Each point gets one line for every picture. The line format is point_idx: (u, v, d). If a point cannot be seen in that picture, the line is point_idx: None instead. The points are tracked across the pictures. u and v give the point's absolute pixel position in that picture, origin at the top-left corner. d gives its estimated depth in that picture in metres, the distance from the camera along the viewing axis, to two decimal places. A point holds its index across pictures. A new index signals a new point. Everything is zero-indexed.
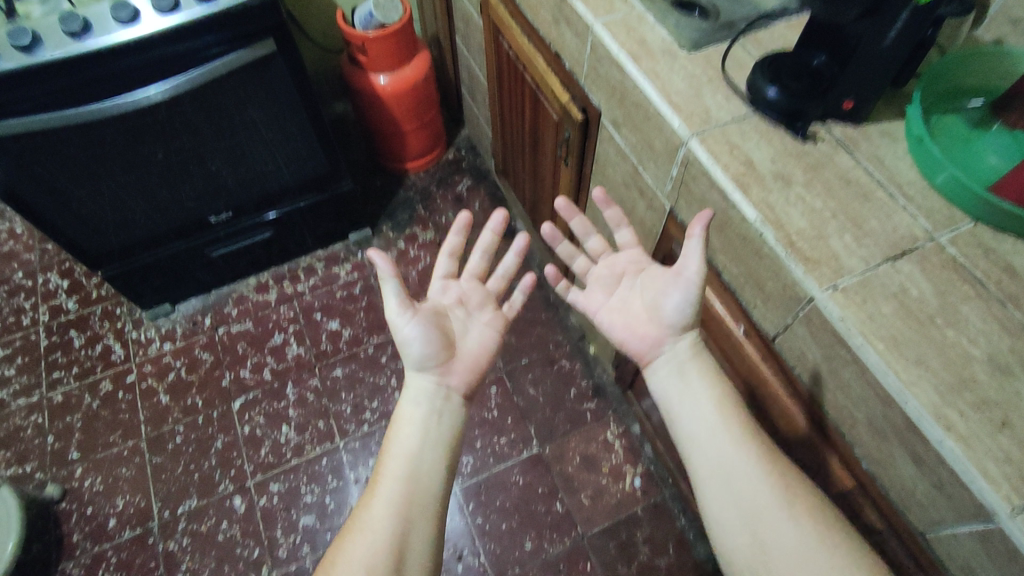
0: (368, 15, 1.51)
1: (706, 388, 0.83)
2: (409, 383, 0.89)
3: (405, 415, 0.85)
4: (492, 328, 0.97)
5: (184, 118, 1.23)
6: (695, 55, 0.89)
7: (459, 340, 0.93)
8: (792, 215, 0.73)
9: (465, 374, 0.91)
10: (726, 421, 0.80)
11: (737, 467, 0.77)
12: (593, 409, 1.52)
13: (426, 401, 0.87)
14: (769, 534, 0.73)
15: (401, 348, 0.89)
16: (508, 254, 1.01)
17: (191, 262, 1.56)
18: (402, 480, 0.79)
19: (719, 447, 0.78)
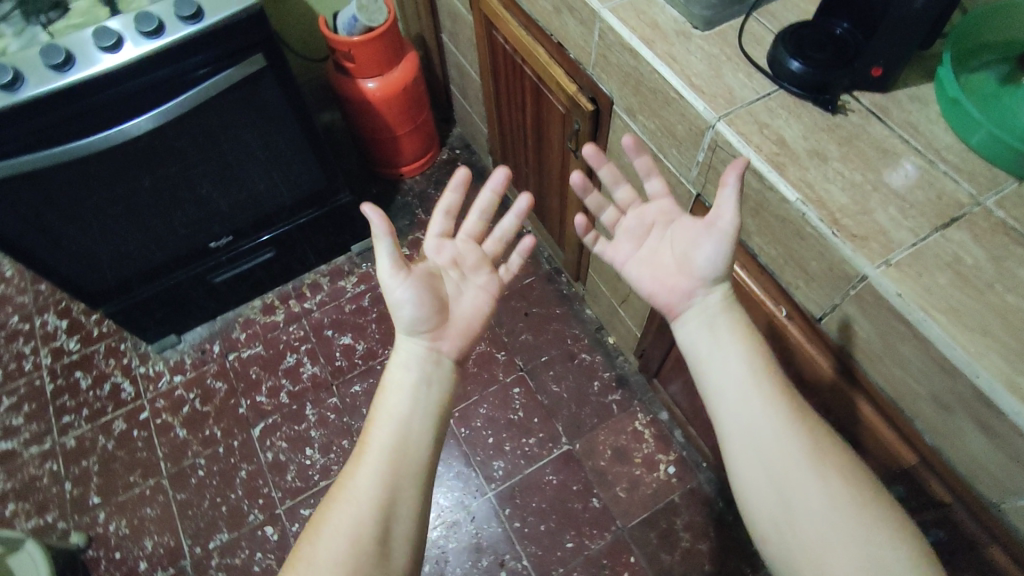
0: (351, 19, 1.45)
1: (738, 343, 0.76)
2: (398, 348, 0.83)
3: (394, 380, 0.80)
4: (489, 291, 0.92)
5: (173, 142, 1.18)
6: (709, 34, 0.87)
7: (452, 304, 0.88)
8: (832, 191, 0.71)
9: (457, 340, 0.86)
10: (760, 379, 0.73)
11: (769, 426, 0.70)
12: (619, 400, 1.50)
13: (416, 368, 0.81)
14: (800, 499, 0.67)
15: (393, 310, 0.84)
16: (508, 215, 0.95)
17: (193, 290, 1.52)
18: (390, 450, 0.73)
19: (751, 404, 0.72)
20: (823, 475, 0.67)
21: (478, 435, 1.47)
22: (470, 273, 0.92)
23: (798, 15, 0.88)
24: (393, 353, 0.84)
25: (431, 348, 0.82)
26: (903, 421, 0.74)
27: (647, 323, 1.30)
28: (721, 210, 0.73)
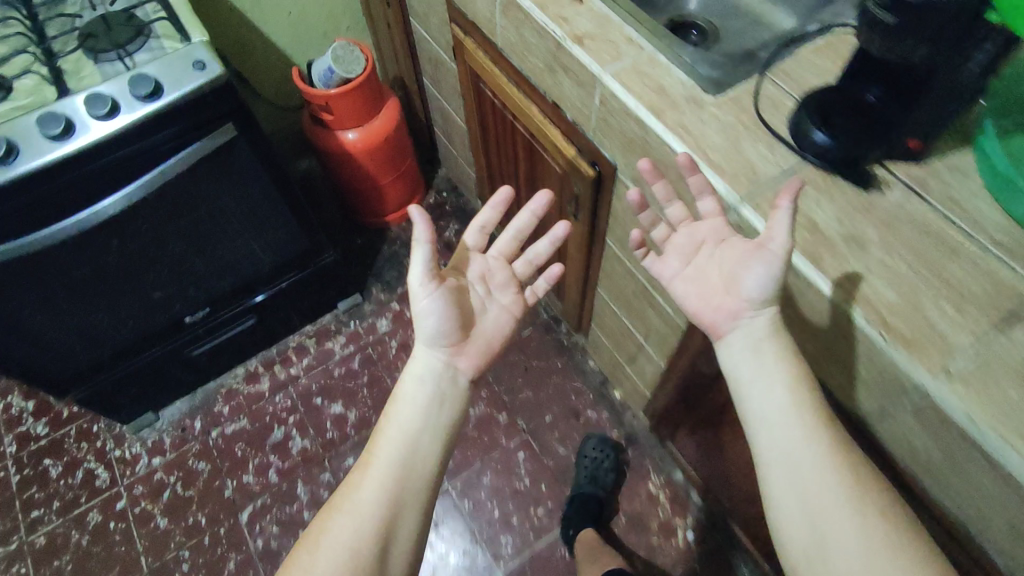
0: (326, 71, 1.35)
1: (776, 366, 0.67)
2: (416, 356, 0.81)
3: (408, 390, 0.78)
4: (511, 312, 0.87)
5: (142, 222, 1.08)
6: (722, 98, 0.79)
7: (476, 320, 0.85)
8: (877, 286, 0.63)
9: (475, 358, 0.83)
10: (798, 406, 0.65)
11: (803, 454, 0.63)
12: (630, 460, 1.42)
13: (431, 381, 0.79)
14: (834, 533, 0.59)
15: (416, 320, 0.81)
16: (543, 240, 0.90)
17: (170, 366, 1.41)
18: (397, 463, 0.71)
19: (784, 429, 0.64)
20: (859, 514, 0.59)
21: (483, 508, 1.38)
22: (496, 290, 0.89)
23: (814, 73, 0.81)
24: (411, 360, 0.82)
25: (447, 363, 0.80)
26: (964, 534, 0.66)
27: (658, 386, 1.22)
28: (770, 227, 0.64)
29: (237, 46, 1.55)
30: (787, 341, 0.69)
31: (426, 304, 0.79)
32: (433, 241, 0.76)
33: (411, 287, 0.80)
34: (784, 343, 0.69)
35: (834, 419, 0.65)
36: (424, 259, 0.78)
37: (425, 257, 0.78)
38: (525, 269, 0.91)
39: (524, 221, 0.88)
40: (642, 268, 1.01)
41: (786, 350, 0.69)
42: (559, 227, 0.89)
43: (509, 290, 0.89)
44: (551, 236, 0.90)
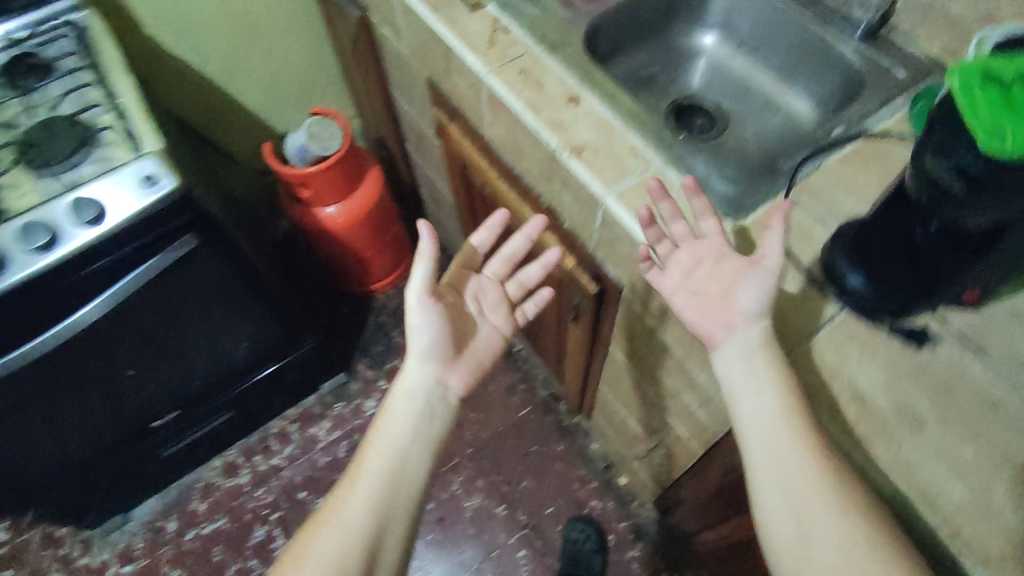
0: (301, 148, 1.25)
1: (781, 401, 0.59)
2: (407, 371, 0.82)
3: (398, 407, 0.78)
4: (500, 331, 0.89)
5: (101, 343, 0.98)
6: (744, 226, 0.69)
7: (468, 337, 0.85)
8: (939, 481, 0.55)
9: (466, 375, 0.84)
10: (805, 448, 0.57)
11: (800, 500, 0.57)
12: (638, 557, 1.32)
13: (421, 397, 0.79)
14: (817, 538, 0.55)
15: (410, 334, 0.81)
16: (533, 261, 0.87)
17: (140, 469, 1.31)
18: (385, 481, 0.72)
19: (783, 467, 0.58)
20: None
21: None
22: (487, 311, 0.89)
23: (845, 191, 0.70)
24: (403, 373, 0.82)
25: (437, 382, 0.81)
26: None
27: (669, 493, 1.12)
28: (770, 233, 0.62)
29: (208, 114, 1.46)
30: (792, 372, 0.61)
31: (420, 325, 0.80)
32: (432, 260, 0.78)
33: (408, 305, 0.80)
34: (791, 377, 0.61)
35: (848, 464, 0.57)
36: (421, 280, 0.79)
37: (422, 277, 0.79)
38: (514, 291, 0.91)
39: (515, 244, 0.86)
40: (651, 384, 0.91)
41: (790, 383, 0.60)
42: (549, 252, 0.84)
43: (499, 312, 0.90)
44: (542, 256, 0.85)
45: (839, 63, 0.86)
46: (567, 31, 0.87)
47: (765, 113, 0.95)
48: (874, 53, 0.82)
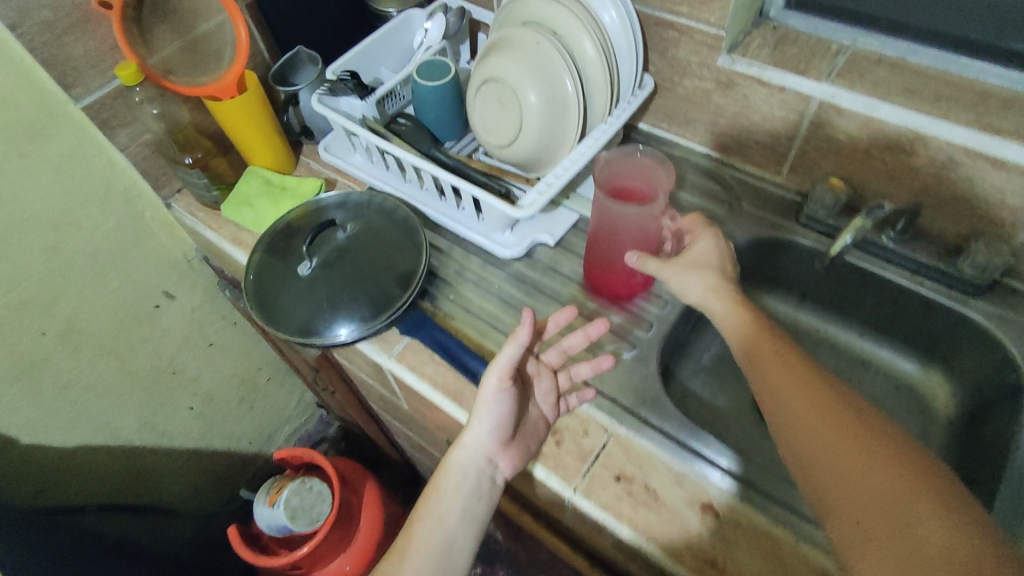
0: (282, 527, 0.96)
1: (779, 369, 0.54)
2: (463, 440, 0.62)
3: (451, 486, 0.61)
4: (545, 420, 0.64)
5: None
6: None
7: (526, 405, 0.64)
8: None
9: (524, 456, 0.62)
10: (826, 410, 0.50)
11: (811, 447, 0.49)
12: None
13: (476, 477, 0.61)
14: (798, 437, 0.50)
15: (475, 409, 0.62)
16: (583, 364, 0.66)
17: None
18: (436, 562, 0.57)
19: (791, 419, 0.51)
20: (887, 522, 0.42)
21: None
22: (537, 391, 0.65)
23: None
24: (456, 439, 0.62)
25: (492, 456, 0.61)
26: None
27: None
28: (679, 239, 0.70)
29: (128, 476, 1.09)
30: (786, 350, 0.56)
31: (493, 398, 0.61)
32: (527, 335, 0.60)
33: (484, 378, 0.61)
34: (792, 356, 0.55)
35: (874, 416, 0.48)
36: (508, 360, 0.60)
37: (510, 359, 0.60)
38: (564, 383, 0.67)
39: (574, 345, 0.68)
40: None
41: (795, 363, 0.54)
42: (603, 359, 0.66)
43: (549, 401, 0.65)
44: (593, 363, 0.66)
45: (962, 326, 0.70)
46: (637, 379, 0.67)
47: (876, 385, 0.77)
48: (1002, 308, 0.68)
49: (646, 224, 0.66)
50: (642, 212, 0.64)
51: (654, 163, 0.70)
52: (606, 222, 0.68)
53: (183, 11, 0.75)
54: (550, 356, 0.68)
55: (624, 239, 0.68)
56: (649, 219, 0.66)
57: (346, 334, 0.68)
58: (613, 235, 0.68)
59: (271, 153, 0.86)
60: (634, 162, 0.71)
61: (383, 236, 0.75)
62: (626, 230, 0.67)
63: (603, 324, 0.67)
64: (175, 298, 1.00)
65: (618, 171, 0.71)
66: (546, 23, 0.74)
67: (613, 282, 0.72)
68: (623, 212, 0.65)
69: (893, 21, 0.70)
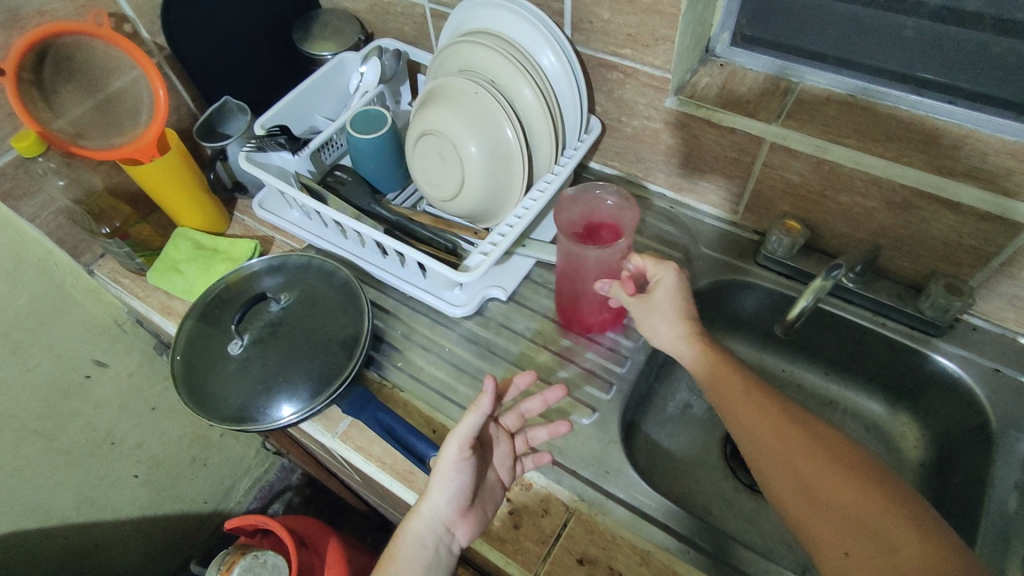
0: None
1: (751, 405, 0.53)
2: (420, 507, 0.55)
3: (408, 556, 0.55)
4: (502, 485, 0.60)
5: None
6: None
7: (484, 469, 0.58)
8: None
9: (481, 523, 0.57)
10: (784, 427, 0.51)
11: (783, 460, 0.49)
12: None
13: (434, 548, 0.55)
14: (763, 455, 0.51)
15: (433, 479, 0.55)
16: (541, 429, 0.61)
17: None
18: None
19: (769, 454, 0.50)
20: (877, 557, 0.43)
21: None
22: (495, 456, 0.59)
23: None
24: (413, 504, 0.56)
25: (450, 525, 0.55)
26: None
27: None
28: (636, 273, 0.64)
29: (76, 550, 1.00)
30: (751, 380, 0.55)
31: (454, 469, 0.54)
32: (490, 405, 0.53)
33: (443, 447, 0.54)
34: (745, 373, 0.56)
35: (847, 445, 0.49)
36: (471, 431, 0.53)
37: (472, 429, 0.53)
38: (521, 446, 0.62)
39: (531, 409, 0.62)
40: None
41: (764, 395, 0.54)
42: (560, 425, 0.60)
43: (505, 465, 0.60)
44: (550, 427, 0.61)
45: (925, 370, 0.68)
46: (598, 447, 0.63)
47: (848, 427, 0.75)
48: (964, 349, 0.66)
49: (608, 264, 0.64)
50: (601, 253, 0.62)
51: (623, 203, 0.67)
52: (567, 261, 0.66)
53: (92, 68, 0.68)
54: (507, 419, 0.62)
55: (587, 279, 0.66)
56: (611, 259, 0.64)
57: (289, 416, 0.62)
58: (575, 274, 0.66)
59: (201, 213, 0.81)
60: (600, 204, 0.68)
61: (322, 302, 0.71)
62: (589, 270, 0.65)
63: (562, 391, 0.61)
64: (106, 365, 0.93)
65: (586, 211, 0.69)
66: (482, 71, 0.70)
67: (583, 319, 0.71)
68: (583, 254, 0.63)
69: (841, 58, 0.66)
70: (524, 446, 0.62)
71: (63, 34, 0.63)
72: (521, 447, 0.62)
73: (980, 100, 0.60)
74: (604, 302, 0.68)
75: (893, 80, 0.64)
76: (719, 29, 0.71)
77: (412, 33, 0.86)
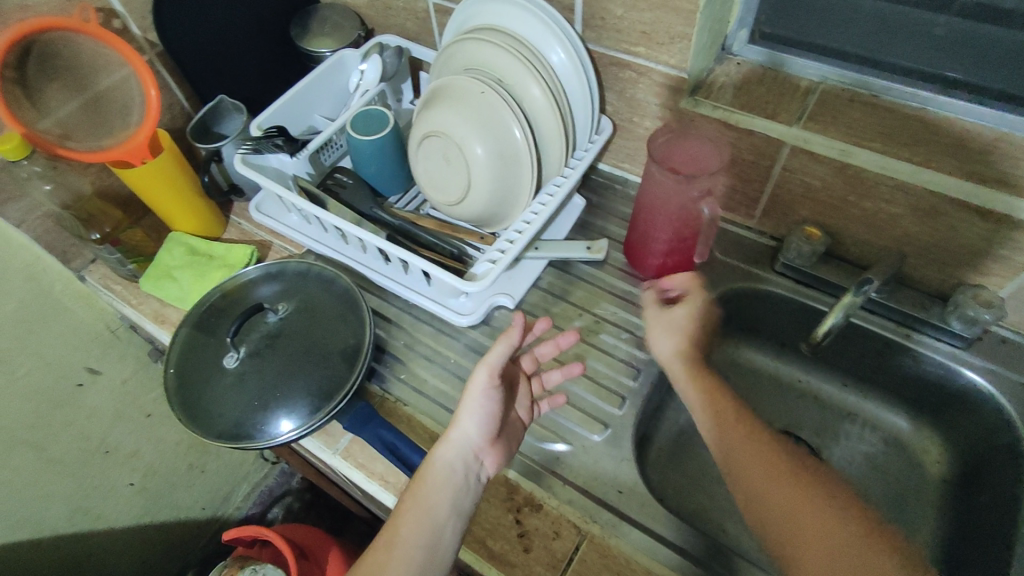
0: None
1: (751, 447, 0.52)
2: (449, 434, 0.55)
3: (436, 480, 0.52)
4: (523, 422, 0.61)
5: None
6: None
7: (508, 408, 0.60)
8: None
9: (505, 453, 0.57)
10: (774, 466, 0.50)
11: (777, 493, 0.48)
12: None
13: (464, 473, 0.53)
14: (756, 487, 0.50)
15: (462, 405, 0.56)
16: (555, 371, 0.64)
17: None
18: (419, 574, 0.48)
19: (757, 476, 0.50)
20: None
21: None
22: (516, 395, 0.61)
23: None
24: (442, 433, 0.55)
25: (479, 450, 0.55)
26: None
27: None
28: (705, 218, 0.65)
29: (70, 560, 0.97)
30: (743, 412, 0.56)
31: (483, 395, 0.56)
32: (520, 335, 0.57)
33: (472, 375, 0.56)
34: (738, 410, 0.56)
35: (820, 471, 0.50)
36: (499, 358, 0.56)
37: (500, 356, 0.56)
38: (536, 388, 0.64)
39: (545, 353, 0.65)
40: None
41: (763, 431, 0.53)
42: (575, 367, 0.63)
43: (525, 405, 0.61)
44: (564, 369, 0.64)
45: (947, 383, 0.66)
46: (609, 465, 0.61)
47: (865, 441, 0.73)
48: (996, 363, 0.64)
49: (683, 206, 0.65)
50: (681, 185, 0.63)
51: (710, 145, 0.65)
52: (649, 193, 0.66)
53: (78, 65, 0.65)
54: (527, 360, 0.64)
55: (662, 218, 0.67)
56: (687, 196, 0.64)
57: (288, 432, 0.59)
58: (653, 212, 0.67)
59: (195, 216, 0.78)
60: (689, 140, 0.65)
61: (322, 312, 0.68)
62: (667, 210, 0.66)
63: (574, 335, 0.64)
64: (99, 373, 0.90)
65: (672, 148, 0.65)
66: (487, 69, 0.67)
67: (649, 260, 0.73)
68: (666, 183, 0.63)
69: (863, 56, 0.64)
70: (541, 386, 0.64)
71: (46, 30, 0.60)
72: (537, 387, 0.64)
73: (1014, 101, 0.57)
74: (673, 246, 0.70)
75: (920, 79, 0.61)
76: (736, 26, 0.67)
77: (415, 29, 0.82)
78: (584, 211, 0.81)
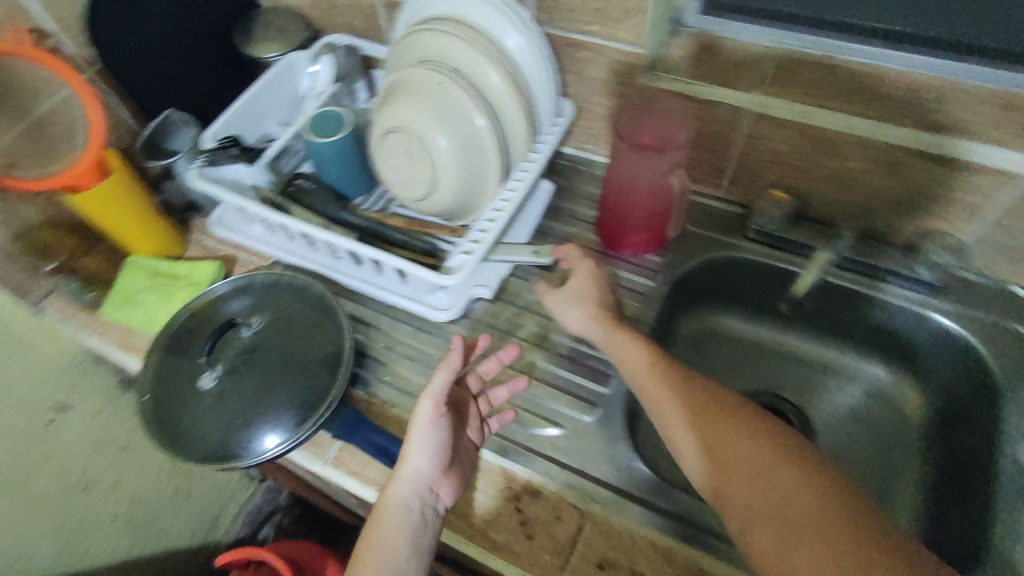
0: None
1: (727, 413, 0.51)
2: (401, 472, 0.55)
3: (392, 523, 0.53)
4: (475, 445, 0.60)
5: None
6: None
7: (460, 433, 0.59)
8: None
9: (459, 483, 0.58)
10: (753, 443, 0.48)
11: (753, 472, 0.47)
12: None
13: (420, 510, 0.54)
14: (732, 461, 0.48)
15: (410, 441, 0.56)
16: (501, 388, 0.63)
17: None
18: None
19: (734, 452, 0.49)
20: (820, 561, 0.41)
21: None
22: (466, 417, 0.60)
23: None
24: (393, 471, 0.56)
25: (432, 486, 0.55)
26: None
27: None
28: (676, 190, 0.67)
29: None
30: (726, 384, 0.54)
31: (431, 426, 0.55)
32: (459, 358, 0.57)
33: (417, 408, 0.56)
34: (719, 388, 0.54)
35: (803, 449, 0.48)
36: (442, 385, 0.55)
37: (443, 385, 0.55)
38: (485, 407, 0.63)
39: (489, 370, 0.64)
40: None
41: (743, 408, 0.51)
42: (519, 381, 0.62)
43: (475, 426, 0.60)
44: (509, 385, 0.63)
45: (920, 331, 0.68)
46: (602, 444, 0.61)
47: (848, 394, 0.75)
48: (964, 304, 0.66)
49: (653, 180, 0.66)
50: (650, 159, 0.64)
51: (674, 120, 0.67)
52: (618, 172, 0.67)
53: (14, 90, 0.62)
54: (472, 380, 0.63)
55: (635, 197, 0.68)
56: (658, 170, 0.65)
57: (274, 447, 0.58)
58: (624, 191, 0.68)
59: (155, 237, 0.76)
60: (654, 117, 0.67)
61: (298, 322, 0.66)
62: (637, 186, 0.67)
63: (517, 348, 0.63)
64: (69, 408, 0.86)
65: (638, 124, 0.67)
66: (442, 60, 0.66)
67: (622, 238, 0.73)
68: (635, 160, 0.65)
69: (817, 20, 0.61)
70: (490, 403, 0.63)
71: None
72: (486, 404, 0.63)
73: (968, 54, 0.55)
74: (646, 223, 0.70)
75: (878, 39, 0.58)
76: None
77: (363, 26, 0.81)
78: (553, 195, 0.81)
